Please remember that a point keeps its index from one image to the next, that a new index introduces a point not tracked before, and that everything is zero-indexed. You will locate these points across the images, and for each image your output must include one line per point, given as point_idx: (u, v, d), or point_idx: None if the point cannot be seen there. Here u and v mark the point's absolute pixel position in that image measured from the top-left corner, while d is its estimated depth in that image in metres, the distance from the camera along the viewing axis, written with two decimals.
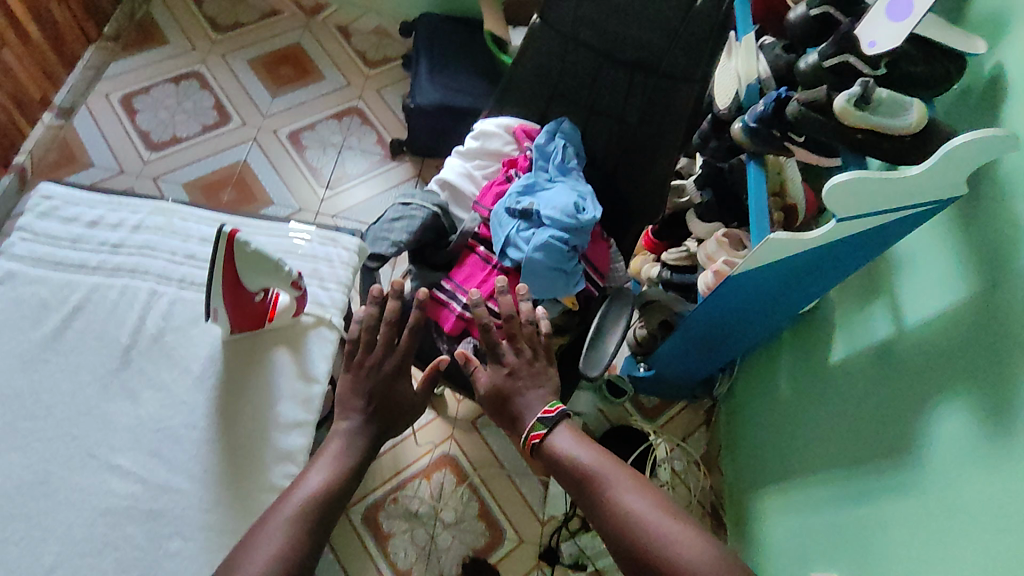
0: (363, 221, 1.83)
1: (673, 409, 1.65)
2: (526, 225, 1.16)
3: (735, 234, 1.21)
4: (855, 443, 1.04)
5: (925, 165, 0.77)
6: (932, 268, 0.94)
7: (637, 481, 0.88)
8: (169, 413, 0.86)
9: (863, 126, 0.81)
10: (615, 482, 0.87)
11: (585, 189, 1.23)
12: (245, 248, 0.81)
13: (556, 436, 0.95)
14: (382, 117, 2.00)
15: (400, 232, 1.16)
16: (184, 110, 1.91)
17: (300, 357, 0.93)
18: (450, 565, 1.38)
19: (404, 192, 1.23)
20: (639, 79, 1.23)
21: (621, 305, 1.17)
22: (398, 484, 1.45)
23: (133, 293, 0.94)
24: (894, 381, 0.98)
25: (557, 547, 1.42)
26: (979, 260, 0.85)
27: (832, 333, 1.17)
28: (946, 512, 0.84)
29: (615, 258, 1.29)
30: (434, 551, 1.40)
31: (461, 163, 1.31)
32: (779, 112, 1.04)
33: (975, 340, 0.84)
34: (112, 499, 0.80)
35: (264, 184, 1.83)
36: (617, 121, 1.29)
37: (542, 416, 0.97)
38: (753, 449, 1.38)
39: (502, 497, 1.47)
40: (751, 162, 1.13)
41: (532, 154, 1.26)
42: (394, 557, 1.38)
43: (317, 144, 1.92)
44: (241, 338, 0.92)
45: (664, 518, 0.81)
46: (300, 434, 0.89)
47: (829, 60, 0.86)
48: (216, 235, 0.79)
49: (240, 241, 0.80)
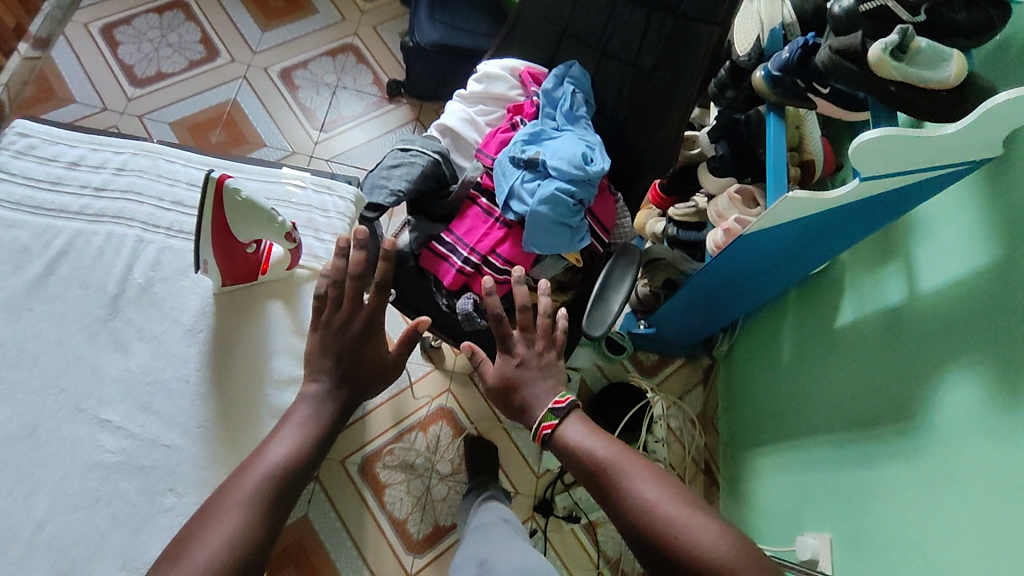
0: (359, 166, 1.76)
1: (671, 367, 1.65)
2: (531, 176, 1.11)
3: (747, 191, 1.16)
4: (861, 409, 1.03)
5: (962, 123, 0.71)
6: (950, 233, 0.91)
7: (650, 470, 0.82)
8: (159, 365, 0.83)
9: (898, 78, 0.76)
10: (626, 471, 0.81)
11: (594, 141, 1.17)
12: (235, 196, 0.76)
13: (567, 427, 0.88)
14: (379, 56, 1.90)
15: (399, 180, 1.10)
16: (169, 44, 1.81)
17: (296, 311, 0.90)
18: (446, 515, 1.40)
19: (404, 137, 1.17)
20: (656, 19, 1.15)
21: (627, 264, 1.14)
22: (395, 434, 1.46)
23: (119, 240, 0.89)
24: (903, 348, 0.97)
25: (551, 499, 1.44)
26: (1000, 225, 0.81)
27: (840, 297, 1.15)
28: (949, 481, 0.83)
29: (622, 214, 1.24)
30: (430, 501, 1.41)
31: (463, 106, 1.23)
32: (806, 60, 0.97)
33: (990, 308, 0.82)
34: (104, 454, 0.78)
35: (255, 124, 1.75)
36: (630, 65, 1.21)
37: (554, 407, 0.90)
38: (754, 412, 1.37)
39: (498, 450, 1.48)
40: (770, 115, 1.07)
41: (540, 100, 1.19)
42: (390, 507, 1.39)
43: (310, 84, 1.83)
44: (233, 292, 0.88)
45: (681, 510, 0.76)
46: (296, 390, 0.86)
47: (866, 5, 0.79)
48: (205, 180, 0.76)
49: (229, 189, 0.76)
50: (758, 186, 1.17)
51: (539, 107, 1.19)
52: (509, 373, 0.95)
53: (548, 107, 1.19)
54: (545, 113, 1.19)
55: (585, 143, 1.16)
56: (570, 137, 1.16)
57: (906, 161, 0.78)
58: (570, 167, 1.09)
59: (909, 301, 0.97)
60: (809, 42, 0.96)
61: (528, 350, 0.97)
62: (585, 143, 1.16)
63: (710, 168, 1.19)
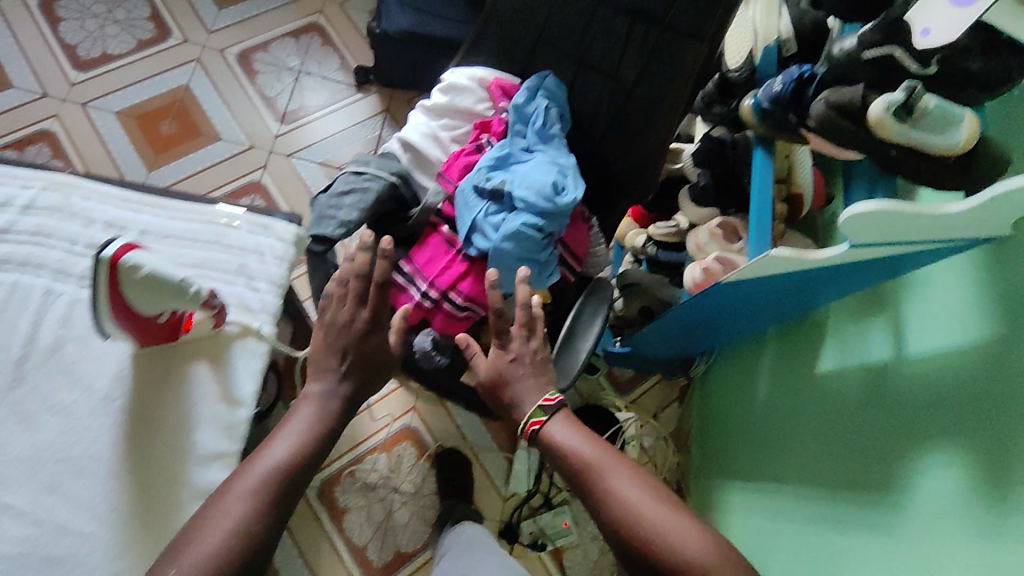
0: (323, 161, 1.64)
1: (647, 383, 1.59)
2: (497, 208, 1.01)
3: (730, 223, 1.08)
4: (840, 467, 0.98)
5: (968, 204, 0.62)
6: (943, 301, 0.84)
7: (636, 469, 0.83)
8: (70, 440, 0.76)
9: (903, 141, 0.66)
10: (613, 467, 0.83)
11: (568, 164, 1.07)
12: (136, 272, 0.68)
13: (554, 426, 0.88)
14: (346, 37, 1.75)
15: (349, 209, 1.00)
16: (115, 21, 1.65)
17: (225, 374, 0.81)
18: (408, 540, 1.38)
19: (357, 155, 1.06)
20: (638, 31, 1.03)
21: (597, 304, 1.07)
22: (356, 457, 1.42)
23: (25, 292, 0.83)
24: (885, 412, 0.91)
25: (517, 524, 1.42)
26: (999, 306, 0.74)
27: (823, 341, 1.09)
28: (924, 571, 0.79)
29: (596, 240, 1.15)
30: (391, 526, 1.39)
31: (426, 120, 1.12)
32: (800, 95, 0.87)
33: (979, 393, 0.76)
34: (8, 545, 0.72)
35: (209, 114, 1.62)
36: (609, 79, 1.10)
37: (542, 403, 0.90)
38: (730, 443, 1.33)
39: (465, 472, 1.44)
40: (758, 149, 0.96)
41: (509, 117, 1.08)
42: (349, 533, 1.37)
43: (271, 68, 1.69)
44: (151, 350, 0.79)
45: (660, 511, 0.78)
46: (222, 466, 0.78)
47: (871, 52, 0.68)
48: (99, 256, 0.66)
49: (126, 265, 0.67)
50: (742, 218, 1.09)
51: (508, 125, 1.09)
52: (501, 368, 0.93)
53: (517, 124, 1.08)
54: (515, 131, 1.08)
55: (557, 167, 1.06)
56: (541, 160, 1.06)
57: (901, 234, 0.70)
58: (539, 198, 0.99)
59: (894, 364, 0.91)
60: (803, 75, 0.86)
61: (522, 346, 0.95)
62: (557, 166, 1.06)
63: (692, 200, 1.11)
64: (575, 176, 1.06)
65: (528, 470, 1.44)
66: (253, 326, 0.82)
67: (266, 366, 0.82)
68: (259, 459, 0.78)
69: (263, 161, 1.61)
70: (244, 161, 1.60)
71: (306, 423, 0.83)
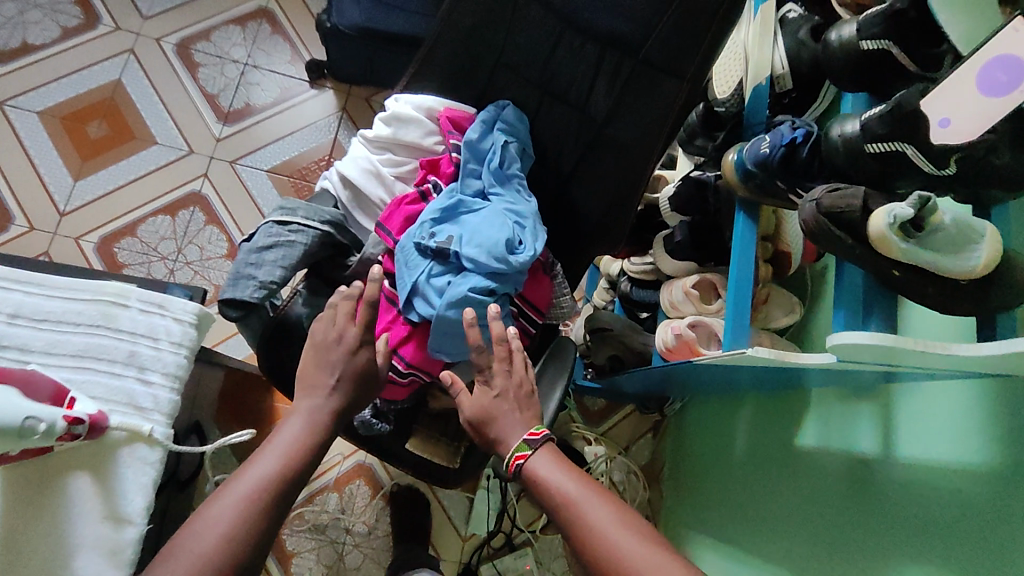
0: (272, 167, 1.49)
1: (619, 414, 1.50)
2: (441, 268, 0.89)
3: (708, 281, 0.96)
4: (817, 561, 0.89)
5: (981, 352, 0.51)
6: (946, 411, 0.73)
7: (624, 509, 0.69)
8: None
9: (909, 260, 0.53)
10: (599, 503, 0.69)
11: (525, 212, 0.93)
12: None
13: (537, 461, 0.75)
14: (299, 25, 1.58)
15: (272, 268, 0.87)
16: (34, 4, 1.47)
17: (107, 487, 0.69)
18: None
19: (284, 199, 0.92)
20: (610, 60, 0.89)
21: (556, 370, 0.97)
22: (307, 496, 1.34)
23: None
24: (868, 515, 0.81)
25: (477, 567, 1.35)
26: (1010, 440, 0.64)
27: (805, 411, 0.99)
28: None
29: (561, 291, 1.03)
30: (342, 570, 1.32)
31: (368, 155, 0.98)
32: (790, 161, 0.74)
33: (979, 530, 0.66)
34: None
35: (144, 114, 1.46)
36: (576, 110, 0.96)
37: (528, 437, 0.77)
38: (700, 494, 1.24)
39: (422, 512, 1.36)
40: (740, 213, 0.84)
41: (459, 156, 0.94)
42: None
43: (213, 61, 1.52)
44: (16, 466, 0.67)
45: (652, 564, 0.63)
46: None
47: (875, 145, 0.56)
48: None
49: None
50: (722, 274, 0.96)
51: (459, 166, 0.95)
52: (486, 405, 0.80)
53: (469, 166, 0.94)
54: (466, 173, 0.94)
55: (512, 217, 0.92)
56: (495, 209, 0.92)
57: (903, 359, 0.58)
58: (489, 257, 0.87)
59: (881, 462, 0.82)
60: (796, 139, 0.73)
61: (507, 379, 0.82)
62: (513, 216, 0.93)
63: (668, 252, 0.99)
64: (533, 227, 0.93)
65: (491, 511, 1.37)
66: (143, 429, 0.71)
67: (158, 475, 0.72)
68: (226, 488, 0.66)
69: (203, 168, 1.46)
70: (182, 168, 1.45)
71: (286, 446, 0.70)
